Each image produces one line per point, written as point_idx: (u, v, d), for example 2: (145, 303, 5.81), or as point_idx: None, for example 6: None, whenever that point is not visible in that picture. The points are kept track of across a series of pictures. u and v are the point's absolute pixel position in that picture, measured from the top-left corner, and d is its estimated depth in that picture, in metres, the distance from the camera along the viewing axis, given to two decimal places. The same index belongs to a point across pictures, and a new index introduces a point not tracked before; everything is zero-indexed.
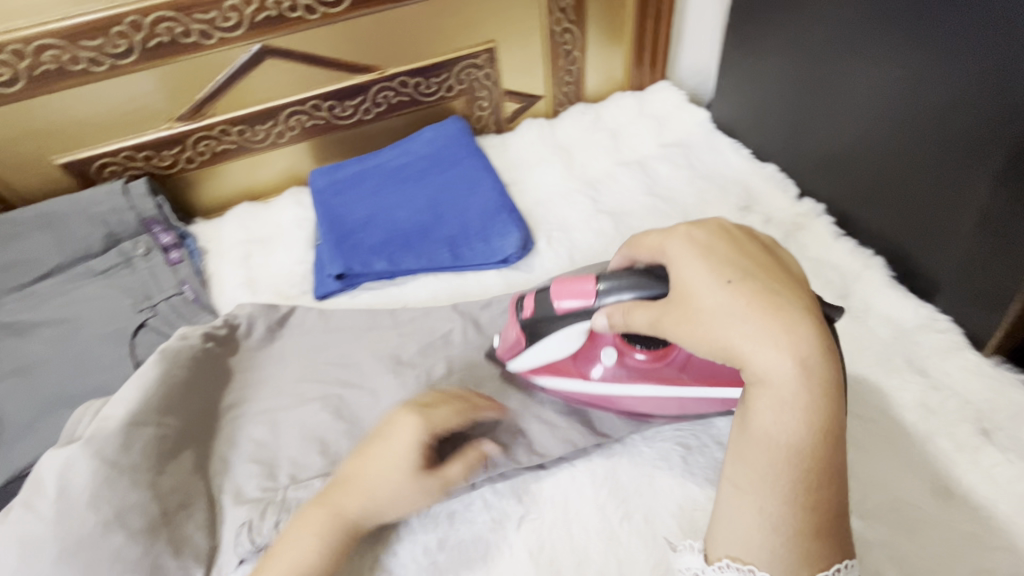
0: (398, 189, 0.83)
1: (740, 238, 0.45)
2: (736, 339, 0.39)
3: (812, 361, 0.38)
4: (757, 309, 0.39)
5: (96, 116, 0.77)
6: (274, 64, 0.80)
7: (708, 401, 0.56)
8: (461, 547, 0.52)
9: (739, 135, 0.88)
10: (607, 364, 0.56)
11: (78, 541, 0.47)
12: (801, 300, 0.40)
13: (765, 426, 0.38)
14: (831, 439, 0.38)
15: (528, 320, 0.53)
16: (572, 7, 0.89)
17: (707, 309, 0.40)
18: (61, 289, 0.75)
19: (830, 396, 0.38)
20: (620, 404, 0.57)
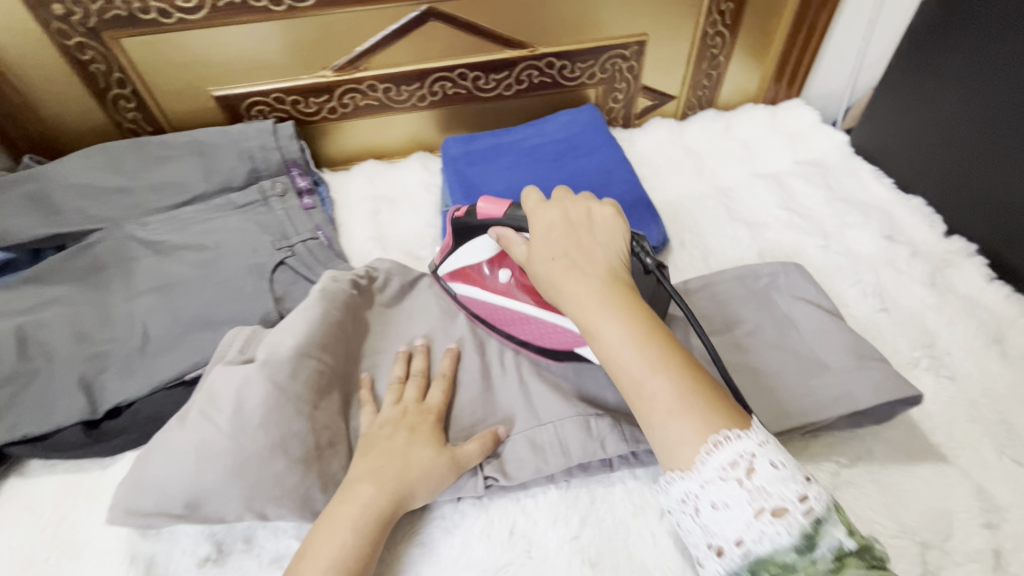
0: (532, 168, 0.84)
1: (583, 222, 0.52)
2: (558, 299, 0.49)
3: (602, 286, 0.46)
4: (564, 263, 0.49)
5: (261, 54, 0.79)
6: (436, 27, 0.81)
7: (567, 337, 0.58)
8: (606, 530, 0.52)
9: (882, 162, 0.86)
10: (502, 279, 0.62)
11: (248, 458, 0.48)
12: (602, 246, 0.50)
13: (607, 347, 0.44)
14: (656, 334, 0.44)
15: (459, 219, 0.60)
16: (731, 12, 0.87)
17: (545, 278, 0.50)
18: (203, 217, 0.76)
19: (638, 307, 0.46)
20: (495, 318, 0.63)
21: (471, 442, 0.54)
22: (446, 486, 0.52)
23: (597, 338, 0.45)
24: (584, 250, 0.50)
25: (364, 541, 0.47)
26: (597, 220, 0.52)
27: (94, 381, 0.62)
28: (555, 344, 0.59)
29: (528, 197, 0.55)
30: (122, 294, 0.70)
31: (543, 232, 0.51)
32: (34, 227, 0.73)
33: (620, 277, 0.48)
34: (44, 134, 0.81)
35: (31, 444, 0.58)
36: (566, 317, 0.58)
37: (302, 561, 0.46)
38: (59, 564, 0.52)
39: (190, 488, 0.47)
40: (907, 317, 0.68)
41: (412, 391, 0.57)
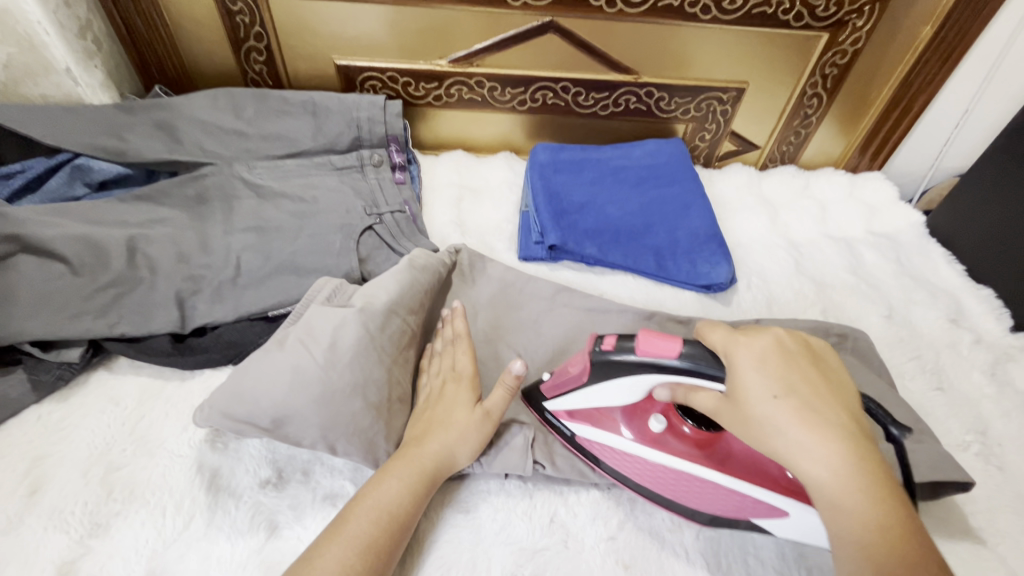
0: (613, 187, 0.87)
1: (798, 352, 0.45)
2: (781, 449, 0.41)
3: (853, 446, 0.40)
4: (795, 406, 0.41)
5: (387, 34, 0.85)
6: (553, 39, 0.85)
7: (743, 504, 0.51)
8: (642, 538, 0.54)
9: (957, 249, 0.87)
10: (651, 429, 0.54)
11: (334, 389, 0.52)
12: (838, 391, 0.44)
13: (855, 522, 0.38)
14: (901, 512, 0.38)
15: (604, 353, 0.50)
16: (834, 77, 0.90)
17: (762, 421, 0.42)
18: (303, 171, 0.81)
19: (881, 472, 0.39)
20: (647, 478, 0.54)
21: (497, 392, 0.55)
22: (482, 440, 0.53)
23: (841, 509, 0.39)
24: (810, 385, 0.43)
25: (410, 494, 0.48)
26: (817, 354, 0.46)
27: (188, 299, 0.66)
28: (721, 509, 0.52)
29: (711, 330, 0.46)
30: (221, 227, 0.73)
31: (755, 358, 0.43)
32: (155, 149, 0.78)
33: (859, 426, 0.42)
34: (176, 68, 0.89)
35: (125, 343, 0.63)
36: (747, 482, 0.50)
37: (353, 505, 0.47)
38: (135, 457, 0.56)
39: (277, 407, 0.51)
40: (963, 400, 0.69)
41: (450, 358, 0.59)
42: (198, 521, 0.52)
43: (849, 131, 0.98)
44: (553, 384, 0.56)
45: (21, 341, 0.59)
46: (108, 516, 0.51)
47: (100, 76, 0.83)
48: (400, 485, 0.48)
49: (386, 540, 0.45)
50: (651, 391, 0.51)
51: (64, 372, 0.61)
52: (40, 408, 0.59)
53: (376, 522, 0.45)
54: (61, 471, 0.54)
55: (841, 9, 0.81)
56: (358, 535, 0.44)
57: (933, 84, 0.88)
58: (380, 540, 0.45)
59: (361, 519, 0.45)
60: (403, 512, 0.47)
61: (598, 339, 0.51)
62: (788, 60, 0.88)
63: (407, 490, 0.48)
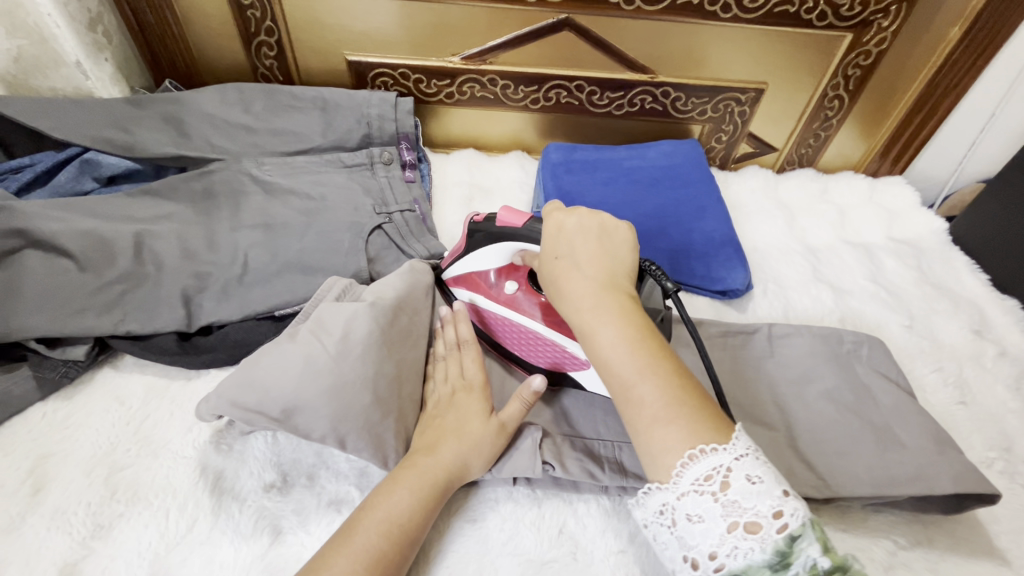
0: (627, 187, 0.85)
1: (597, 228, 0.50)
2: (560, 297, 0.47)
3: (598, 286, 0.45)
4: (572, 265, 0.47)
5: (399, 31, 0.84)
6: (568, 37, 0.84)
7: (562, 355, 0.59)
8: (653, 551, 0.52)
9: (981, 257, 0.84)
10: (508, 291, 0.62)
11: (342, 387, 0.51)
12: (608, 253, 0.48)
13: (598, 349, 0.43)
14: (649, 341, 0.42)
15: (475, 223, 0.61)
16: (856, 79, 0.87)
17: (548, 275, 0.48)
18: (312, 169, 0.80)
19: (632, 311, 0.44)
20: (509, 335, 0.64)
21: (512, 403, 0.55)
22: (497, 452, 0.52)
23: (589, 339, 0.43)
24: (593, 251, 0.48)
25: (421, 506, 0.47)
26: (610, 230, 0.50)
27: (194, 297, 0.65)
28: (556, 363, 0.61)
29: (550, 209, 0.52)
30: (229, 223, 0.72)
31: (564, 231, 0.49)
32: (164, 144, 0.77)
33: (624, 281, 0.47)
34: (186, 62, 0.88)
35: (131, 341, 0.62)
36: (567, 338, 0.58)
37: (363, 515, 0.46)
38: (138, 457, 0.55)
39: (289, 397, 0.50)
40: (986, 415, 0.66)
41: (460, 364, 0.58)
42: (201, 524, 0.51)
43: (870, 135, 0.95)
44: (449, 257, 0.67)
45: (27, 338, 0.58)
46: (110, 518, 0.51)
47: (110, 70, 0.82)
48: (409, 496, 0.47)
49: (395, 554, 0.44)
50: (510, 258, 0.60)
51: (69, 370, 0.60)
52: (45, 406, 0.58)
53: (386, 535, 0.44)
54: (64, 470, 0.53)
55: (866, 8, 0.79)
56: (366, 547, 0.43)
57: (960, 87, 0.85)
58: (390, 553, 0.44)
59: (368, 532, 0.44)
60: (411, 524, 0.46)
61: (475, 215, 0.62)
62: (810, 60, 0.85)
63: (416, 502, 0.47)
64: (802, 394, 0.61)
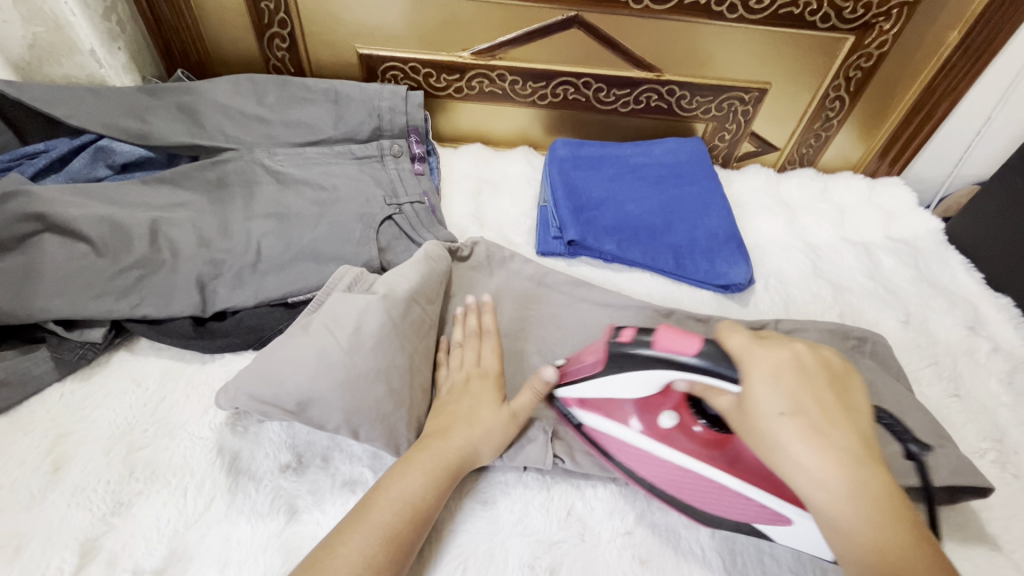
0: (633, 184, 0.87)
1: (814, 371, 0.43)
2: (790, 471, 0.41)
3: (855, 469, 0.39)
4: (801, 430, 0.40)
5: (411, 25, 0.85)
6: (577, 34, 0.85)
7: (741, 506, 0.50)
8: (660, 536, 0.54)
9: (976, 256, 0.87)
10: (661, 424, 0.54)
11: (358, 370, 0.53)
12: (852, 413, 0.42)
13: (851, 544, 0.39)
14: (910, 536, 0.38)
15: (620, 345, 0.50)
16: (857, 80, 0.89)
17: (767, 437, 0.42)
18: (323, 160, 0.81)
19: (893, 498, 0.39)
20: (650, 474, 0.53)
21: (523, 395, 0.57)
22: (509, 439, 0.54)
23: (840, 531, 0.39)
24: (822, 408, 0.41)
25: (432, 487, 0.48)
26: (836, 371, 0.44)
27: (209, 283, 0.66)
28: (726, 513, 0.51)
29: (729, 334, 0.45)
30: (242, 212, 0.73)
31: (774, 380, 0.42)
32: (178, 133, 0.78)
33: (870, 449, 0.41)
34: (198, 53, 0.89)
35: (146, 324, 0.63)
36: (756, 488, 0.49)
37: (376, 494, 0.47)
38: (156, 438, 0.56)
39: (303, 390, 0.51)
40: (979, 407, 0.69)
41: (474, 354, 0.59)
42: (220, 503, 0.52)
43: (869, 136, 0.97)
44: (563, 375, 0.57)
45: (46, 320, 0.59)
46: (130, 495, 0.52)
47: (123, 58, 0.83)
48: (423, 478, 0.48)
49: (408, 532, 0.45)
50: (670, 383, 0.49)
51: (87, 352, 0.61)
52: (62, 386, 0.59)
53: (398, 513, 0.46)
54: (83, 449, 0.54)
55: (868, 11, 0.81)
56: (382, 524, 0.45)
57: (958, 90, 0.87)
58: (404, 530, 0.45)
59: (383, 512, 0.45)
60: (426, 504, 0.47)
61: (616, 330, 0.51)
62: (812, 62, 0.87)
63: (429, 484, 0.48)
64: None
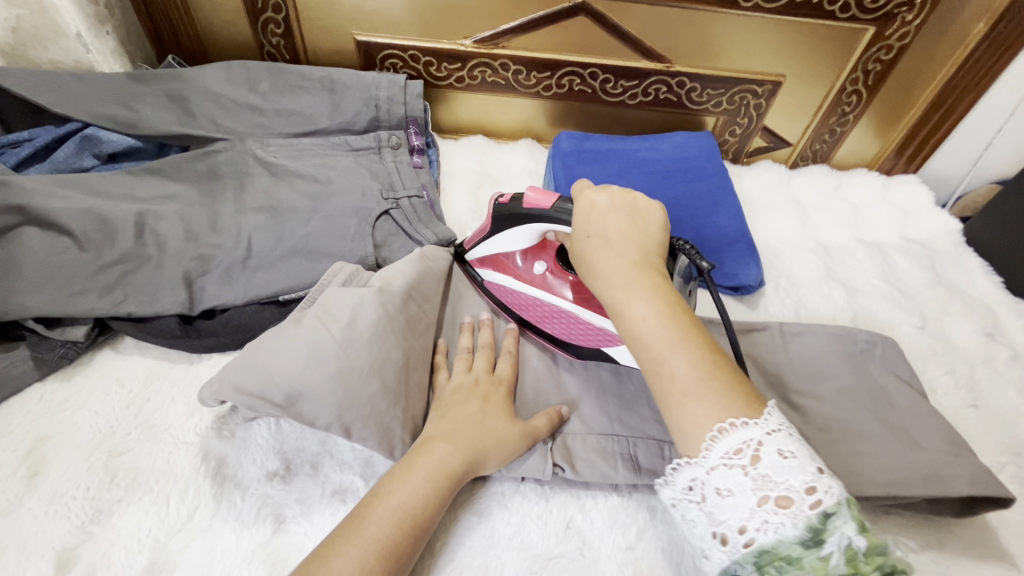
0: (640, 179, 0.84)
1: (631, 207, 0.50)
2: (592, 275, 0.48)
3: (630, 263, 0.46)
4: (599, 244, 0.48)
5: (410, 11, 0.81)
6: (584, 22, 0.81)
7: (592, 333, 0.59)
8: (663, 553, 0.51)
9: (995, 258, 0.83)
10: (537, 271, 0.62)
11: (349, 373, 0.50)
12: (642, 232, 0.49)
13: (630, 323, 0.44)
14: (678, 317, 0.43)
15: (500, 204, 0.59)
16: (876, 74, 0.85)
17: (581, 253, 0.50)
18: (318, 152, 0.78)
19: (666, 291, 0.45)
20: (531, 315, 0.63)
21: (539, 416, 0.54)
22: (517, 455, 0.51)
23: (622, 315, 0.45)
24: (622, 230, 0.49)
25: (435, 495, 0.45)
26: (644, 209, 0.51)
27: (197, 279, 0.64)
28: (585, 341, 0.60)
29: (575, 187, 0.53)
30: (232, 206, 0.70)
31: (592, 210, 0.50)
32: (167, 121, 0.75)
33: (653, 259, 0.48)
34: (190, 39, 0.86)
35: (132, 323, 0.61)
36: (605, 317, 0.58)
37: (373, 502, 0.44)
38: (139, 442, 0.54)
39: (292, 382, 0.49)
40: (998, 418, 0.66)
41: (482, 361, 0.57)
42: (203, 512, 0.50)
43: (886, 132, 0.94)
44: (472, 236, 0.65)
45: (25, 318, 0.57)
46: (110, 502, 0.50)
47: (112, 43, 0.80)
48: (423, 487, 0.45)
49: (405, 544, 0.43)
50: (538, 237, 0.59)
51: (67, 352, 0.58)
52: (43, 386, 0.57)
53: (398, 524, 0.43)
54: (63, 453, 0.52)
55: (890, 0, 0.77)
56: (378, 538, 0.42)
57: (980, 85, 0.83)
58: (401, 544, 0.43)
59: (378, 525, 0.43)
60: (423, 517, 0.45)
61: (499, 196, 0.59)
62: (830, 54, 0.83)
63: (428, 493, 0.45)
64: (816, 391, 0.60)
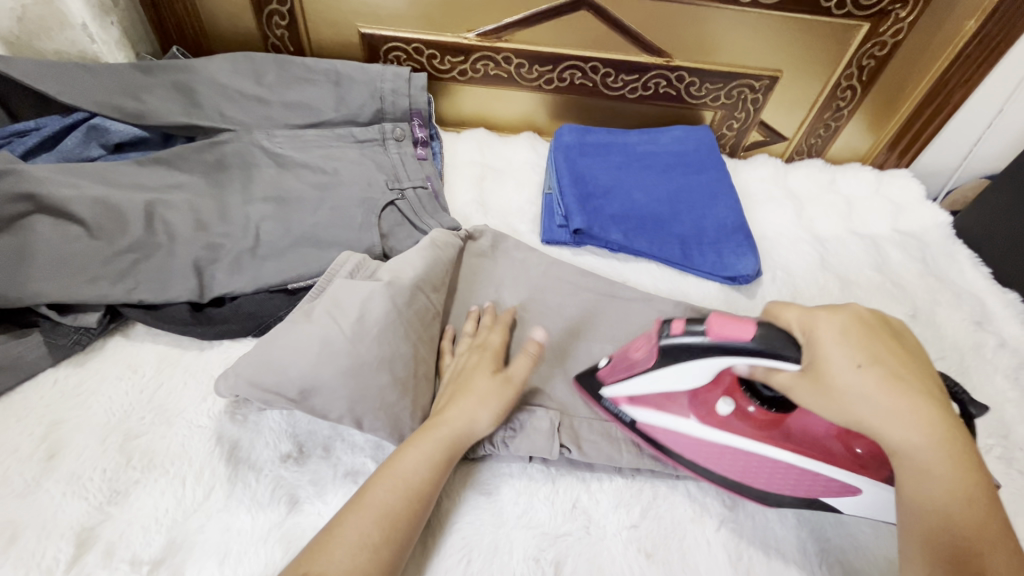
0: (640, 172, 0.85)
1: (880, 329, 0.44)
2: (865, 417, 0.41)
3: (938, 415, 0.41)
4: (879, 375, 0.41)
5: (414, 4, 0.82)
6: (586, 16, 0.83)
7: (811, 483, 0.50)
8: (666, 530, 0.53)
9: (983, 250, 0.86)
10: (721, 411, 0.52)
11: (362, 355, 0.51)
12: (918, 362, 0.43)
13: (936, 491, 0.40)
14: (977, 484, 0.40)
15: (672, 339, 0.47)
16: (870, 70, 0.88)
17: (843, 390, 0.41)
18: (324, 143, 0.78)
19: (957, 442, 0.40)
20: (714, 463, 0.53)
21: (522, 360, 0.53)
22: (506, 405, 0.51)
23: (932, 477, 0.40)
24: (896, 358, 0.42)
25: (435, 466, 0.47)
26: (899, 328, 0.45)
27: (206, 268, 0.64)
28: (796, 492, 0.51)
29: (793, 309, 0.45)
30: (240, 196, 0.71)
31: (843, 324, 0.43)
32: (173, 112, 0.75)
33: (941, 401, 0.42)
34: (195, 30, 0.86)
35: (143, 310, 0.62)
36: (812, 459, 0.49)
37: (377, 474, 0.46)
38: (153, 426, 0.55)
39: (306, 368, 0.50)
40: (985, 403, 0.68)
41: (494, 335, 0.58)
42: (219, 493, 0.51)
43: (879, 127, 0.96)
44: (612, 370, 0.54)
45: (38, 304, 0.57)
46: (127, 484, 0.51)
47: (117, 34, 0.80)
48: (422, 458, 0.47)
49: (408, 512, 0.44)
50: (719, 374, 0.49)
51: (81, 338, 0.59)
52: (56, 371, 0.58)
53: (400, 493, 0.45)
54: (79, 437, 0.53)
55: None
56: (383, 506, 0.44)
57: (971, 81, 0.86)
58: (405, 513, 0.44)
59: (382, 494, 0.44)
60: (426, 487, 0.46)
61: (665, 325, 0.48)
62: (825, 50, 0.85)
63: (427, 463, 0.47)
64: None
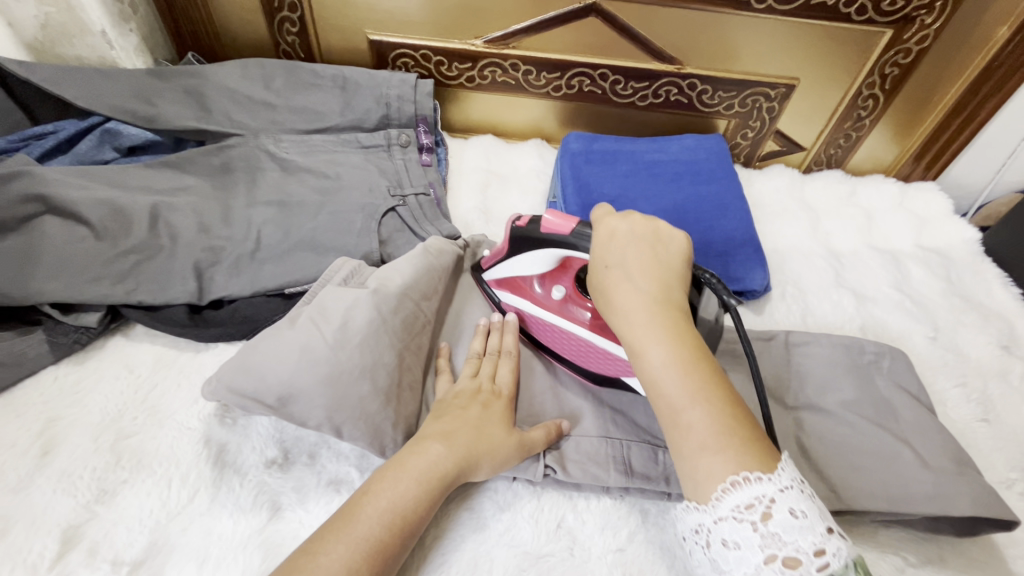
0: (648, 181, 0.83)
1: (655, 243, 0.49)
2: (611, 311, 0.47)
3: (653, 305, 0.44)
4: (620, 272, 0.47)
5: (422, 11, 0.82)
6: (594, 22, 0.81)
7: (613, 363, 0.57)
8: (656, 556, 0.51)
9: (1014, 270, 0.81)
10: (555, 296, 0.61)
11: (342, 372, 0.51)
12: (662, 262, 0.47)
13: (648, 368, 0.43)
14: (695, 363, 0.42)
15: (519, 229, 0.57)
16: (894, 77, 0.84)
17: (600, 286, 0.48)
18: (329, 148, 0.79)
19: (683, 332, 0.43)
20: (548, 338, 0.62)
21: (537, 429, 0.54)
22: (510, 467, 0.51)
23: (638, 355, 0.43)
24: (644, 263, 0.47)
25: (422, 497, 0.45)
26: (666, 240, 0.49)
27: (206, 271, 0.65)
28: (604, 372, 0.59)
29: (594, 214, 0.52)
30: (244, 199, 0.72)
31: (614, 236, 0.49)
32: (183, 116, 0.77)
33: (676, 293, 0.46)
34: (212, 37, 0.88)
35: (142, 311, 0.63)
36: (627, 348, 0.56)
37: (363, 500, 0.44)
38: (144, 426, 0.56)
39: (286, 376, 0.50)
40: (1010, 435, 0.64)
41: (490, 368, 0.57)
42: (202, 496, 0.51)
43: (905, 137, 0.91)
44: (491, 258, 0.63)
45: (41, 303, 0.59)
46: (114, 483, 0.51)
47: (135, 40, 0.82)
48: (415, 492, 0.45)
49: (394, 545, 0.43)
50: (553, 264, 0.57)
51: (81, 336, 0.61)
52: (56, 370, 0.59)
53: (385, 524, 0.43)
54: (73, 434, 0.54)
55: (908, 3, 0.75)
56: (367, 536, 0.42)
57: (1005, 89, 0.81)
58: (389, 545, 0.43)
59: (363, 530, 0.42)
60: (411, 520, 0.44)
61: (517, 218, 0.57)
62: (845, 57, 0.82)
63: (417, 492, 0.45)
64: (819, 403, 0.59)
